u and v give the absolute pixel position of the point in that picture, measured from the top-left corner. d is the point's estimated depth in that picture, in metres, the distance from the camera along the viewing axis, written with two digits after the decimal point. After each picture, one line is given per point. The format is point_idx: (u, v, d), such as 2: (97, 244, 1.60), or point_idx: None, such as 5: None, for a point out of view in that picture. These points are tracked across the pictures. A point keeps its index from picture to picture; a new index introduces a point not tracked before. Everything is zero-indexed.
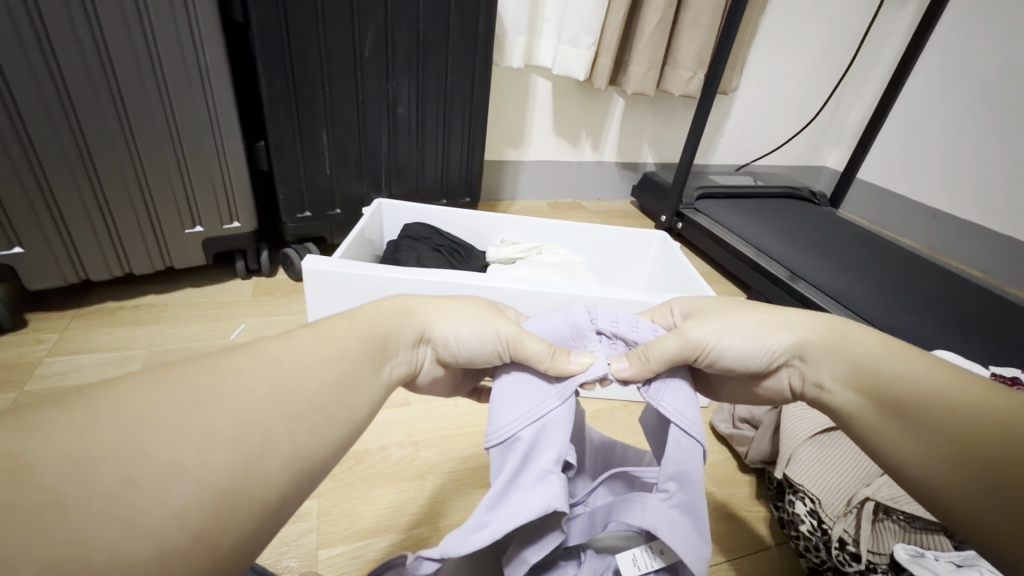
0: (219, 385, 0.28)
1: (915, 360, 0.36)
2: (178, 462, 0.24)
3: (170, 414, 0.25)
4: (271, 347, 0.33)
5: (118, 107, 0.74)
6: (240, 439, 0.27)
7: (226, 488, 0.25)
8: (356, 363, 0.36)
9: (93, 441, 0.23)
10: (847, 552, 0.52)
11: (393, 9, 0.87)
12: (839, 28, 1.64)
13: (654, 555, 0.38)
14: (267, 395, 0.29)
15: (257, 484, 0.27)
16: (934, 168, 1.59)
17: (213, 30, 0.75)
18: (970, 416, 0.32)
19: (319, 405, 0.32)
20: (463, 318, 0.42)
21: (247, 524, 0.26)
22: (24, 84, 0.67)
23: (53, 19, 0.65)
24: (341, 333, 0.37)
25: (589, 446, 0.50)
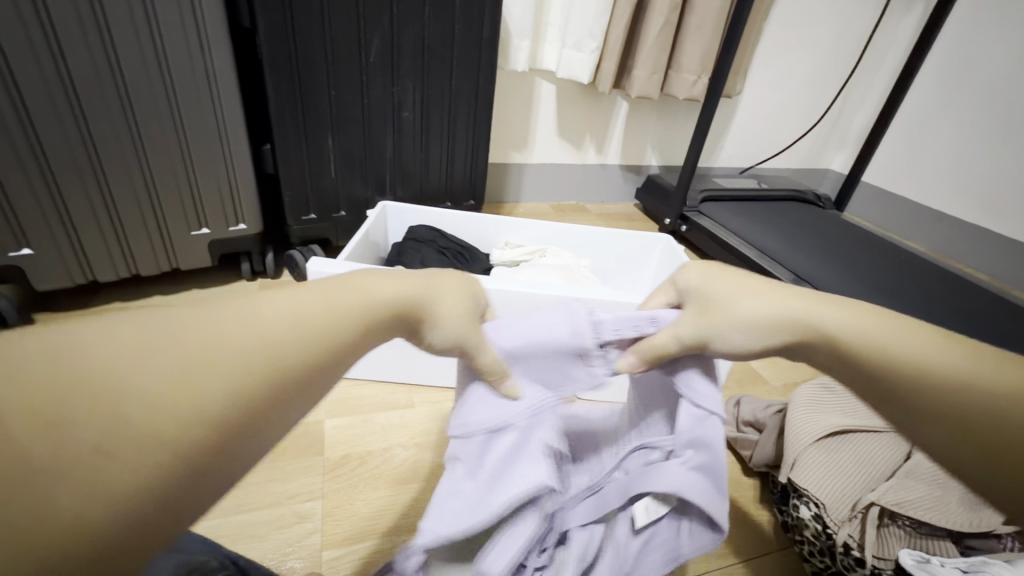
0: (237, 327, 0.26)
1: (904, 336, 0.33)
2: (185, 403, 0.22)
3: (188, 350, 0.24)
4: (304, 293, 0.30)
5: (129, 117, 0.75)
6: (227, 362, 0.24)
7: (209, 411, 0.23)
8: (369, 334, 0.31)
9: (107, 369, 0.22)
10: (853, 557, 0.51)
11: (398, 13, 0.88)
12: (843, 32, 1.64)
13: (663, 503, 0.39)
14: (286, 339, 0.27)
15: (256, 429, 0.25)
16: (940, 171, 1.58)
17: (220, 38, 0.76)
18: (975, 405, 0.30)
19: (337, 354, 0.29)
20: (458, 310, 0.36)
21: (246, 445, 0.24)
22: (36, 88, 0.68)
23: (64, 27, 0.66)
24: (329, 295, 0.30)
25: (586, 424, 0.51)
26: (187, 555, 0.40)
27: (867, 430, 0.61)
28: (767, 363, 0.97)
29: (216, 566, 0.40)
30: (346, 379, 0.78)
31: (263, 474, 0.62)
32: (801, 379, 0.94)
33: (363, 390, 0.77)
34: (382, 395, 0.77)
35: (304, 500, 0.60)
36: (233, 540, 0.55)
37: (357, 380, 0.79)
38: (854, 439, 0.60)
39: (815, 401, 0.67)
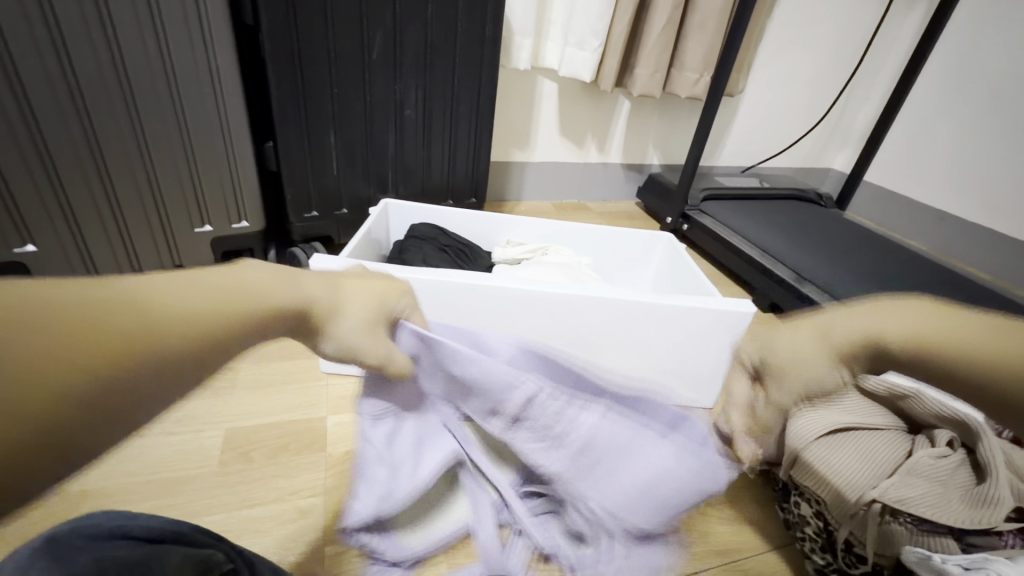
0: (164, 289, 0.31)
1: (927, 321, 0.38)
2: (100, 347, 0.27)
3: (120, 302, 0.29)
4: (223, 271, 0.36)
5: (132, 113, 0.75)
6: (132, 330, 0.29)
7: (112, 366, 0.28)
8: (284, 318, 0.37)
9: (36, 315, 0.27)
10: (854, 553, 0.54)
11: (400, 11, 0.88)
12: (845, 30, 1.64)
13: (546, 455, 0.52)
14: (207, 301, 0.32)
15: (161, 381, 0.30)
16: (942, 170, 1.58)
17: (223, 35, 0.76)
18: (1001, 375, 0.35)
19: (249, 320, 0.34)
20: (353, 315, 0.43)
21: (143, 396, 0.29)
22: (40, 84, 0.68)
23: (67, 22, 0.66)
24: (243, 283, 0.36)
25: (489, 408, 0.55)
26: (194, 549, 0.40)
27: (868, 428, 0.61)
28: None
29: (223, 560, 0.40)
30: (348, 376, 0.79)
31: (267, 469, 0.62)
32: None
33: None
34: None
35: (307, 495, 0.60)
36: (237, 534, 0.55)
37: (359, 376, 0.79)
38: (854, 437, 0.60)
39: None
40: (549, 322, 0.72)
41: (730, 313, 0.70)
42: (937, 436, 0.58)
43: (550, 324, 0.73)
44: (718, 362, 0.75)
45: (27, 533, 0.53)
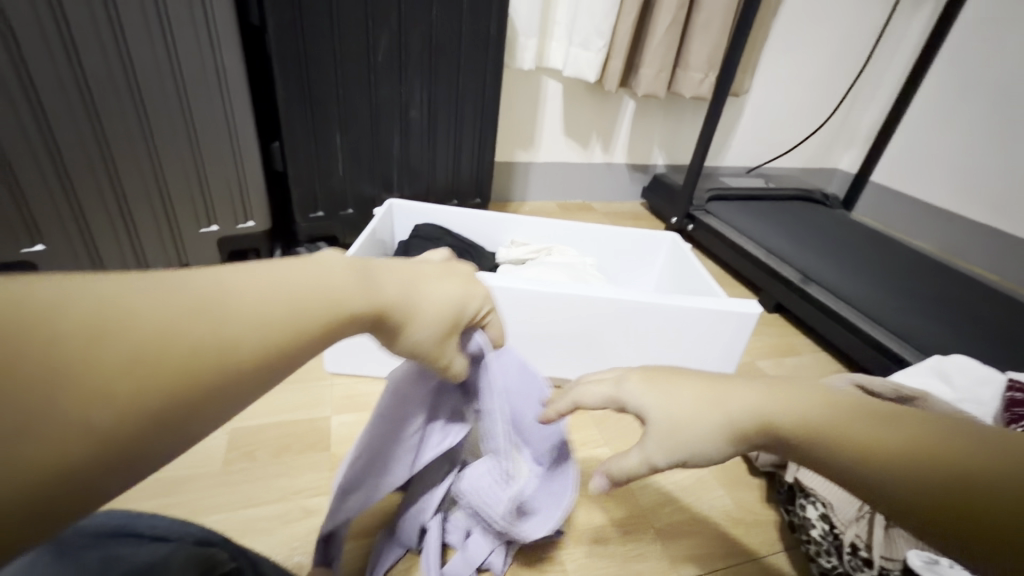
0: (216, 311, 0.28)
1: (810, 405, 0.36)
2: (187, 345, 0.26)
3: (161, 321, 0.26)
4: (313, 266, 0.34)
5: (141, 115, 0.76)
6: (218, 329, 0.27)
7: (200, 367, 0.26)
8: (360, 318, 0.35)
9: (127, 310, 0.25)
10: (859, 557, 0.52)
11: (405, 12, 0.88)
12: (852, 29, 1.63)
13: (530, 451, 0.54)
14: (280, 306, 0.30)
15: (240, 385, 0.28)
16: (950, 170, 1.56)
17: (230, 37, 0.76)
18: (881, 468, 0.32)
19: (309, 335, 0.32)
20: (435, 313, 0.40)
21: (222, 399, 0.27)
22: (51, 86, 0.69)
23: (77, 24, 0.67)
24: (329, 281, 0.34)
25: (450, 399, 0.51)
26: (198, 547, 0.39)
27: None
28: (773, 363, 0.96)
29: (226, 559, 0.40)
30: (352, 375, 0.79)
31: (271, 468, 0.62)
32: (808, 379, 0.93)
33: (370, 386, 0.78)
34: None
35: (311, 495, 0.60)
36: (241, 533, 0.55)
37: (364, 376, 0.79)
38: None
39: None
40: (553, 322, 0.72)
41: (735, 314, 0.70)
42: None
43: (554, 325, 0.73)
44: (723, 363, 0.75)
45: None
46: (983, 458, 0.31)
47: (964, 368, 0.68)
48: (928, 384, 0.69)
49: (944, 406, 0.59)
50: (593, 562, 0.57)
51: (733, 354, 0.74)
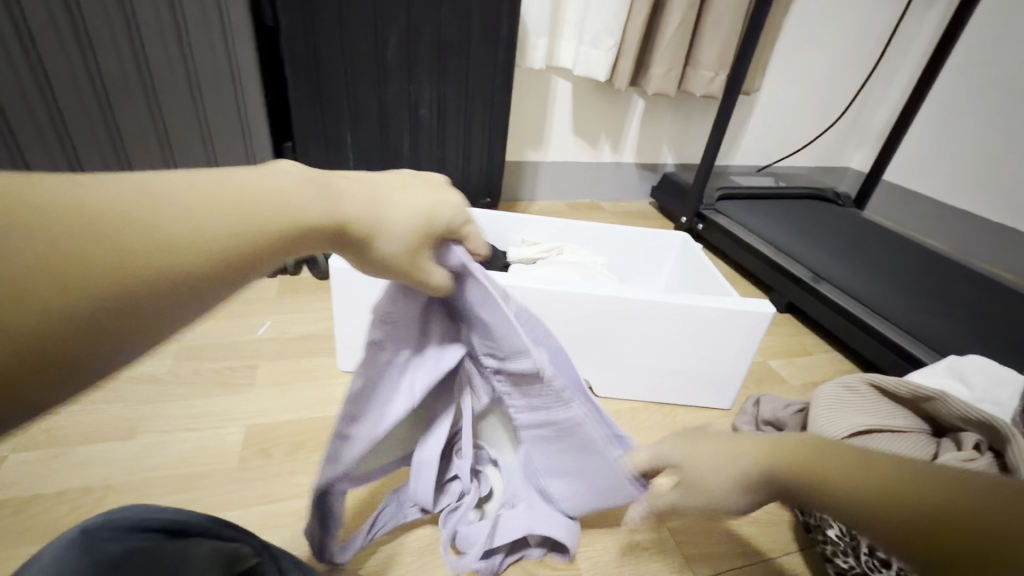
0: (130, 221, 0.26)
1: (802, 446, 0.35)
2: (116, 240, 0.25)
3: (60, 227, 0.24)
4: (271, 176, 0.33)
5: (155, 116, 0.78)
6: (154, 228, 0.26)
7: (130, 263, 0.25)
8: (319, 231, 0.34)
9: (59, 206, 0.24)
10: (876, 558, 0.51)
11: (416, 12, 0.89)
12: (864, 26, 1.61)
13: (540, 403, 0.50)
14: (228, 211, 0.29)
15: (183, 290, 0.27)
16: (963, 168, 1.54)
17: (243, 32, 0.76)
18: (872, 501, 0.31)
19: (256, 250, 0.30)
20: (400, 217, 0.38)
21: (163, 303, 0.26)
22: (65, 80, 0.72)
23: (94, 26, 0.70)
24: (285, 189, 0.33)
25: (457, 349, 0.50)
26: (222, 542, 0.40)
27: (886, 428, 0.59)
28: (786, 363, 0.96)
29: (250, 554, 0.41)
30: None
31: (286, 465, 0.63)
32: (822, 379, 0.93)
33: None
34: None
35: None
36: (258, 528, 0.56)
37: None
38: (877, 439, 0.59)
39: (836, 400, 0.63)
40: (566, 321, 0.72)
41: (749, 313, 0.70)
42: (964, 439, 0.57)
43: (567, 324, 0.72)
44: (735, 362, 0.75)
45: (55, 525, 0.54)
46: (996, 508, 0.29)
47: (982, 369, 0.68)
48: (946, 383, 0.68)
49: (964, 405, 0.58)
50: (606, 560, 0.57)
51: (746, 353, 0.74)
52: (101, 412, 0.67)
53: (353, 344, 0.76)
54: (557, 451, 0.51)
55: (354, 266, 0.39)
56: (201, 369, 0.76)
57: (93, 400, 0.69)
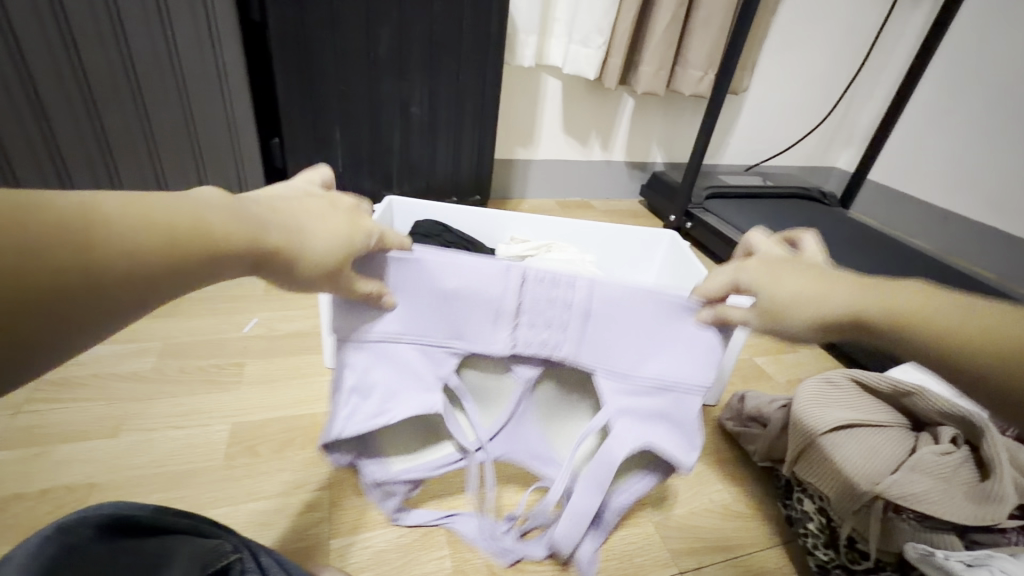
0: (72, 223, 0.25)
1: (882, 289, 0.37)
2: (28, 258, 0.23)
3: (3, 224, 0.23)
4: (207, 197, 0.32)
5: (141, 111, 0.77)
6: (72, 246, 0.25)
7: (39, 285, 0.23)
8: (244, 254, 0.32)
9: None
10: (856, 549, 0.54)
11: (407, 10, 0.89)
12: (851, 27, 1.63)
13: (546, 295, 0.47)
14: (157, 233, 0.28)
15: (92, 313, 0.26)
16: (946, 169, 1.57)
17: (231, 29, 0.76)
18: (942, 327, 0.34)
19: (175, 275, 0.29)
20: (328, 235, 0.37)
21: (68, 325, 0.25)
22: (48, 74, 0.69)
23: (77, 19, 0.68)
24: (219, 212, 0.31)
25: (446, 287, 0.48)
26: (203, 539, 0.41)
27: (863, 423, 0.60)
28: (772, 359, 0.97)
29: (230, 551, 0.42)
30: None
31: (272, 463, 0.63)
32: (807, 376, 0.94)
33: None
34: None
35: (312, 490, 0.60)
36: (242, 526, 0.56)
37: None
38: (858, 434, 0.59)
39: (818, 396, 0.64)
40: None
41: None
42: (940, 433, 0.58)
43: None
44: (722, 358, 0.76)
45: (34, 524, 0.53)
46: None
47: None
48: (926, 379, 0.69)
49: (941, 401, 0.59)
50: None
51: (732, 349, 0.75)
52: (82, 410, 0.66)
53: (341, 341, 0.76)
54: (603, 347, 0.49)
55: (275, 283, 0.37)
56: (186, 366, 0.75)
57: (75, 398, 0.68)
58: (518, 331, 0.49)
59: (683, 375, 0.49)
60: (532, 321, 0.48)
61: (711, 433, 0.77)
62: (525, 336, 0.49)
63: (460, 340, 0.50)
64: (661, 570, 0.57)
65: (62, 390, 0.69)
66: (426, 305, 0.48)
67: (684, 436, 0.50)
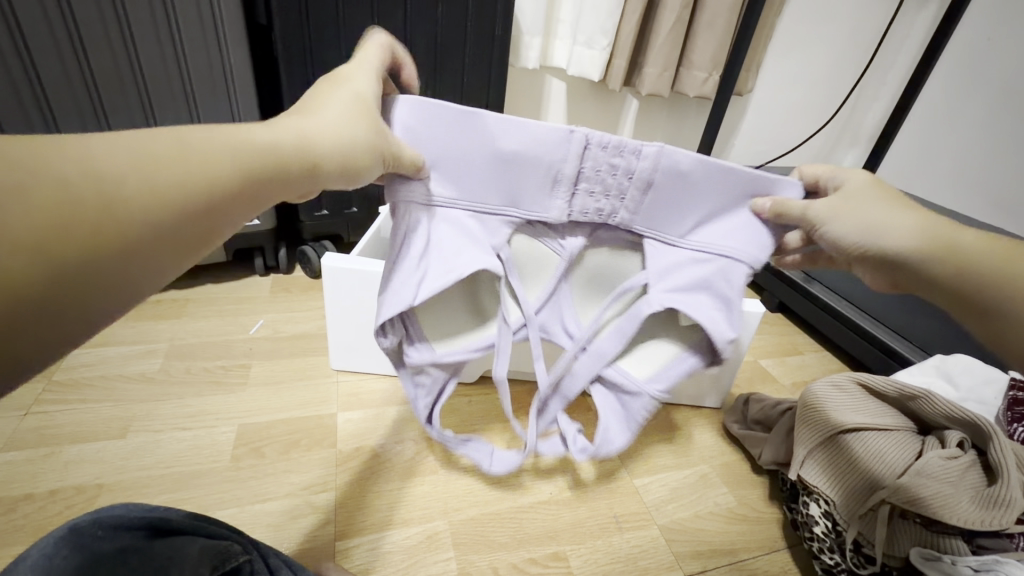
0: (105, 167, 0.25)
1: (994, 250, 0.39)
2: (104, 209, 0.24)
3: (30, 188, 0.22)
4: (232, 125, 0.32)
5: (148, 113, 0.77)
6: (134, 191, 0.25)
7: (119, 230, 0.25)
8: (284, 173, 0.33)
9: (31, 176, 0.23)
10: (863, 554, 0.53)
11: (411, 13, 0.89)
12: (856, 28, 1.62)
13: (607, 159, 0.45)
14: (204, 167, 0.28)
15: (170, 250, 0.27)
16: (953, 170, 1.56)
17: (237, 36, 0.77)
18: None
19: (227, 203, 0.30)
20: (347, 126, 0.38)
21: (148, 266, 0.27)
22: (58, 83, 0.71)
23: (86, 23, 0.68)
24: (248, 139, 0.32)
25: (498, 148, 0.45)
26: (213, 540, 0.41)
27: (869, 427, 0.60)
28: (777, 361, 0.97)
29: (240, 551, 0.40)
30: (358, 372, 0.80)
31: (278, 464, 0.63)
32: (812, 378, 0.94)
33: (377, 383, 0.78)
34: (393, 389, 0.77)
35: (319, 491, 0.61)
36: (250, 528, 0.56)
37: (370, 373, 0.80)
38: (864, 437, 0.59)
39: (823, 399, 0.64)
40: None
41: None
42: (947, 437, 0.57)
43: None
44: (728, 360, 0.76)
45: (44, 524, 0.54)
46: None
47: (968, 369, 0.68)
48: (932, 382, 0.69)
49: (949, 404, 0.58)
50: (598, 557, 0.58)
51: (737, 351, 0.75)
52: (91, 411, 0.67)
53: (347, 343, 0.76)
54: (656, 215, 0.48)
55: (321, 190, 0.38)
56: (194, 368, 0.76)
57: (83, 399, 0.68)
58: (577, 198, 0.47)
59: (738, 237, 0.48)
60: (591, 189, 0.47)
61: (717, 435, 0.77)
62: (584, 203, 0.47)
63: (517, 206, 0.48)
64: (666, 572, 0.57)
65: (70, 390, 0.69)
66: (479, 166, 0.46)
67: (726, 307, 0.47)
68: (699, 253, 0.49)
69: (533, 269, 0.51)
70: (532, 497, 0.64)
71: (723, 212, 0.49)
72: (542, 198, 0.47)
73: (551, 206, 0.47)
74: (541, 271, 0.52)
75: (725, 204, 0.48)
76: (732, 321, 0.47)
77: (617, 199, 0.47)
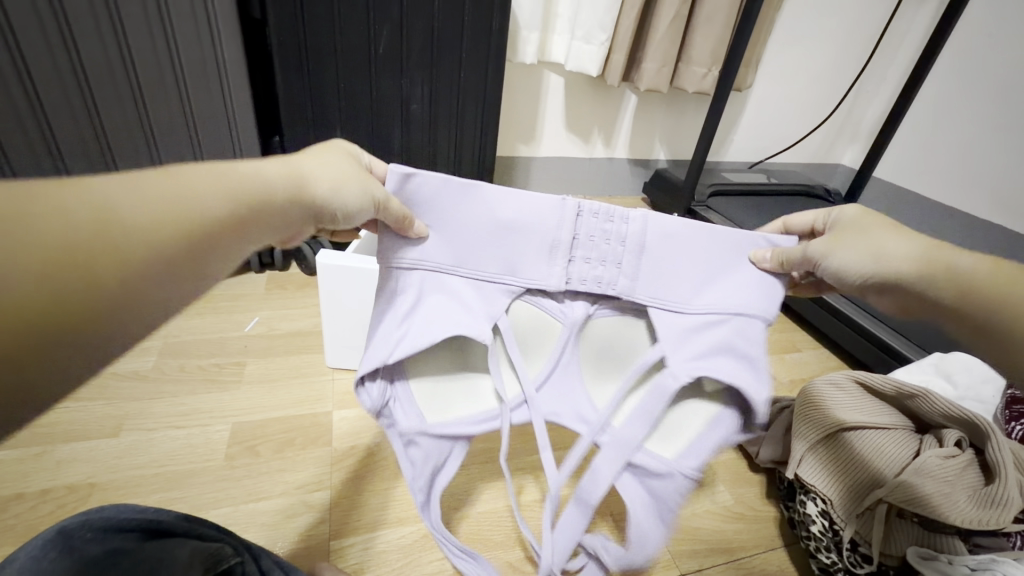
0: (119, 209, 0.28)
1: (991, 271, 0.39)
2: (117, 246, 0.27)
3: (32, 247, 0.25)
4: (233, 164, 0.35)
5: (139, 107, 0.76)
6: (143, 229, 0.28)
7: (131, 266, 0.28)
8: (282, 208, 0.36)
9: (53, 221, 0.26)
10: (860, 553, 0.53)
11: (407, 7, 0.88)
12: (856, 23, 1.61)
13: (599, 222, 0.46)
14: (205, 203, 0.31)
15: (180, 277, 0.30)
16: (954, 166, 1.55)
17: (231, 30, 0.75)
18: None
19: (229, 233, 0.32)
20: (335, 169, 0.41)
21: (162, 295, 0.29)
22: (49, 77, 0.69)
23: (76, 17, 0.67)
24: (248, 178, 0.35)
25: (496, 216, 0.45)
26: (203, 543, 0.40)
27: (869, 425, 0.59)
28: (775, 359, 0.96)
29: (232, 554, 0.39)
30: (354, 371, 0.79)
31: (272, 463, 0.63)
32: (811, 376, 0.93)
33: None
34: None
35: (314, 490, 0.60)
36: (244, 527, 0.56)
37: None
38: (862, 436, 0.59)
39: (822, 398, 0.63)
40: None
41: None
42: (945, 436, 0.57)
43: None
44: None
45: (36, 524, 0.53)
46: None
47: (967, 367, 0.68)
48: (930, 380, 0.69)
49: (948, 403, 0.58)
50: None
51: None
52: (84, 410, 0.66)
53: (342, 341, 0.75)
54: (656, 281, 0.46)
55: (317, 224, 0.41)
56: (187, 366, 0.75)
57: (76, 398, 0.68)
58: (573, 265, 0.45)
59: (750, 296, 0.46)
60: (587, 254, 0.45)
61: None
62: (579, 270, 0.46)
63: (514, 274, 0.45)
64: (663, 572, 0.57)
65: None
66: (475, 233, 0.45)
67: (751, 365, 0.43)
68: (707, 317, 0.45)
69: (536, 337, 0.47)
70: (529, 496, 0.63)
71: (728, 270, 0.46)
72: (539, 265, 0.45)
73: (547, 271, 0.45)
74: (545, 339, 0.46)
75: (726, 260, 0.47)
76: (761, 378, 0.44)
77: (614, 264, 0.45)
